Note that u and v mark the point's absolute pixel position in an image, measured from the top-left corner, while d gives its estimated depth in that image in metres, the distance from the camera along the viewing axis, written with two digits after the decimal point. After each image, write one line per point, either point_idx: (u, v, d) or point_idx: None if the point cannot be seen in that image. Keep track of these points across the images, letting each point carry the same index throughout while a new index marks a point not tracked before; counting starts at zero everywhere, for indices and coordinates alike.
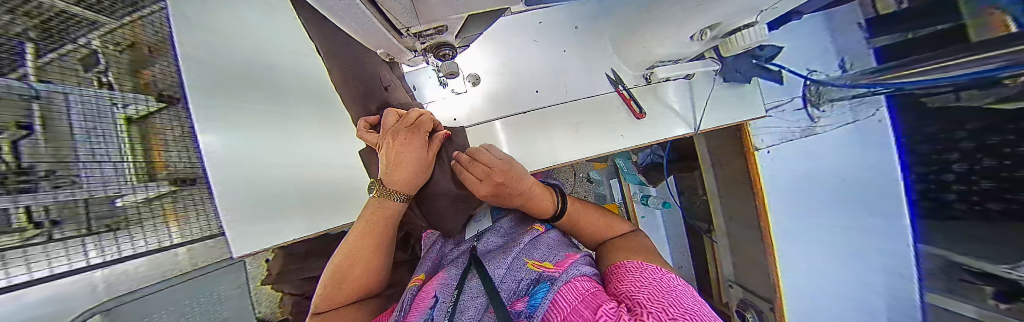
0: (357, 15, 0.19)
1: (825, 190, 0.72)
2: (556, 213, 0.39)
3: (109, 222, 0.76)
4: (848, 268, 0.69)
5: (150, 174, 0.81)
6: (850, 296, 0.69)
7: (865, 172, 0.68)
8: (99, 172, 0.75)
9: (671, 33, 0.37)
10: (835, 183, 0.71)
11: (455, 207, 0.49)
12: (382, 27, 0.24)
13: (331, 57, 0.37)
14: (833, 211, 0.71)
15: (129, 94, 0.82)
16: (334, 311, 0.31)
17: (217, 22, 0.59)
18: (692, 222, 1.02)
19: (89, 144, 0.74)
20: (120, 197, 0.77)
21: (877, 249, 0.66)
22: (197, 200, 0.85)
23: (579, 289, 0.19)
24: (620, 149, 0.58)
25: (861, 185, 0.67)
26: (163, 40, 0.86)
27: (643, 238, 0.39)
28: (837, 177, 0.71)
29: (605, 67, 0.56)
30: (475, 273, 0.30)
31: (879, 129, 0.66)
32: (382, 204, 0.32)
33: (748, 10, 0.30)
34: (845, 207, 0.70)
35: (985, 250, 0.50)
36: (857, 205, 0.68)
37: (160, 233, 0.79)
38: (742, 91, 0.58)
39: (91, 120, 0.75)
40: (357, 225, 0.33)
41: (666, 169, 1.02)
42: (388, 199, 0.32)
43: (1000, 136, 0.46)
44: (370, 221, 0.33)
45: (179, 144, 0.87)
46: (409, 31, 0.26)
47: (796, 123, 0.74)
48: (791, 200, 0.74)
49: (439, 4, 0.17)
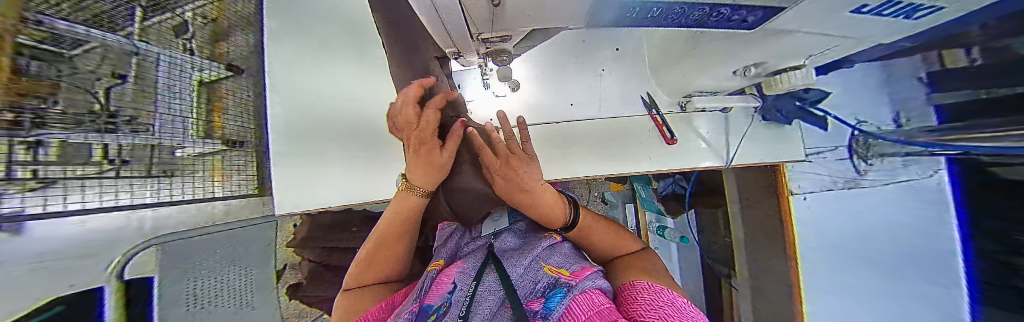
0: None
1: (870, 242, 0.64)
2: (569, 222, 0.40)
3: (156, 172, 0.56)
4: None
5: (205, 129, 0.63)
6: None
7: (917, 228, 0.57)
8: (167, 125, 0.56)
9: (713, 66, 0.38)
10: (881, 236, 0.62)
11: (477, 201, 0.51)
12: None
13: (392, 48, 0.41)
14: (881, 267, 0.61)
15: (199, 57, 0.63)
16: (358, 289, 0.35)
17: None
18: (710, 262, 0.96)
19: (166, 102, 0.55)
20: (178, 148, 0.57)
21: None
22: (245, 162, 0.72)
23: (596, 307, 0.20)
24: (645, 171, 0.57)
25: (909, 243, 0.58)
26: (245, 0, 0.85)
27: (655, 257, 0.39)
28: (885, 229, 0.62)
29: (640, 90, 0.56)
30: (492, 268, 0.31)
31: (938, 185, 0.54)
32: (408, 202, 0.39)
33: (799, 53, 0.30)
34: (894, 265, 0.59)
35: None
36: (903, 266, 0.58)
37: (195, 188, 0.60)
38: (786, 132, 0.55)
39: (173, 80, 0.56)
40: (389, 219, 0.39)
41: (688, 202, 0.96)
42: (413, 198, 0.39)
43: None
44: (397, 217, 0.39)
45: (239, 113, 0.71)
46: (488, 20, 0.30)
47: (840, 173, 0.71)
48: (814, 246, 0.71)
49: None
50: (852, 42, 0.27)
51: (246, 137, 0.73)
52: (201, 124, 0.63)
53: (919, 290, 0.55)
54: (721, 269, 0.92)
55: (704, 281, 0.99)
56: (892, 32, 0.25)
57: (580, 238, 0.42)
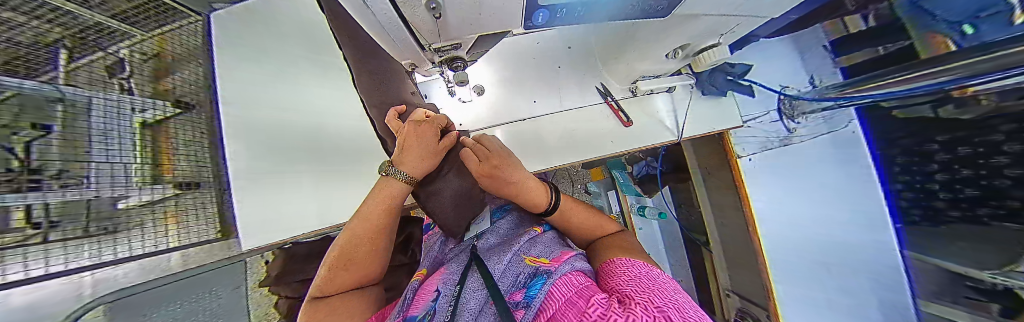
0: (419, 15, 0.26)
1: (815, 193, 0.79)
2: (548, 209, 0.41)
3: (103, 225, 0.59)
4: (843, 270, 0.74)
5: (154, 175, 0.68)
6: (843, 296, 0.73)
7: (845, 175, 0.76)
8: (107, 172, 0.61)
9: (650, 51, 0.41)
10: (819, 185, 0.78)
11: (460, 209, 0.51)
12: (429, 28, 0.30)
13: (360, 67, 0.36)
14: (821, 210, 0.78)
15: (146, 99, 0.71)
16: (336, 296, 0.30)
17: (250, 35, 0.65)
18: (690, 234, 1.03)
19: (102, 145, 0.61)
20: (122, 199, 0.62)
21: (870, 251, 0.72)
22: (204, 202, 0.76)
23: (574, 283, 0.21)
24: (611, 154, 0.61)
25: (848, 188, 0.75)
26: (190, 38, 0.80)
27: (630, 236, 0.41)
28: (817, 180, 0.79)
29: (594, 81, 0.60)
30: (475, 270, 0.32)
31: (853, 138, 0.75)
32: (388, 184, 0.33)
33: (713, 33, 0.35)
34: (838, 209, 0.76)
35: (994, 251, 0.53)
36: (846, 208, 0.75)
37: (154, 239, 0.66)
38: (720, 102, 0.62)
39: (108, 122, 0.63)
40: (362, 212, 0.33)
41: (661, 180, 1.03)
42: (394, 178, 0.33)
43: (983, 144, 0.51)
44: (376, 202, 0.33)
45: (195, 147, 0.78)
46: (431, 46, 0.38)
47: (774, 133, 0.80)
48: (774, 204, 0.80)
49: (457, 22, 0.28)
50: (749, 20, 0.32)
51: (201, 177, 0.77)
52: (145, 166, 0.67)
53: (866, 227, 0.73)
54: (699, 237, 0.98)
55: (688, 252, 1.05)
56: (778, 8, 0.31)
57: (560, 221, 0.43)
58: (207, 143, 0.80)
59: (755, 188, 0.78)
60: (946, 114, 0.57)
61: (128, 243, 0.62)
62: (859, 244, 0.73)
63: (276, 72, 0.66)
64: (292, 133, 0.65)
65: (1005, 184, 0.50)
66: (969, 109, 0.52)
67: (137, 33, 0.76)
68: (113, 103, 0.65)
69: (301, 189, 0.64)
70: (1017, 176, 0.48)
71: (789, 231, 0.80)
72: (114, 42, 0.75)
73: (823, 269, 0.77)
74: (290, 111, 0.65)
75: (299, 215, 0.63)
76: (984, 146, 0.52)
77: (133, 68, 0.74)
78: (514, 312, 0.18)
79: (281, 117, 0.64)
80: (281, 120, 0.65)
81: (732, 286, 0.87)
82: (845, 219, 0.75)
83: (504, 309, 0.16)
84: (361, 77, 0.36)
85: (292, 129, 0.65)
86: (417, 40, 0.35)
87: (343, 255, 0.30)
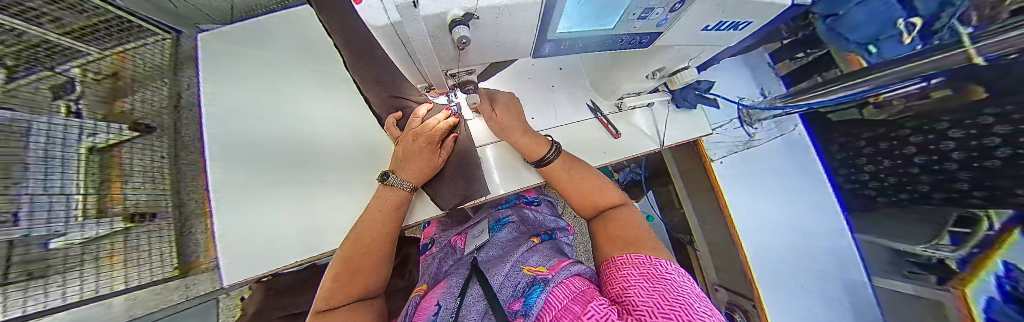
0: (442, 51, 0.24)
1: (777, 187, 0.89)
2: (544, 164, 0.42)
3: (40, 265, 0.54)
4: (807, 258, 0.83)
5: (99, 206, 0.61)
6: (814, 283, 0.81)
7: (799, 172, 0.86)
8: (47, 205, 0.55)
9: (632, 73, 0.44)
10: (780, 181, 0.89)
11: (459, 187, 0.48)
12: (445, 65, 0.29)
13: (350, 52, 0.38)
14: (785, 204, 0.87)
15: (106, 123, 0.65)
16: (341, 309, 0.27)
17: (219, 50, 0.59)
18: (674, 233, 1.08)
19: (43, 173, 0.56)
20: (54, 236, 0.56)
21: (827, 238, 0.81)
22: (157, 236, 0.68)
23: (571, 289, 0.22)
24: (605, 164, 0.58)
25: (802, 182, 0.86)
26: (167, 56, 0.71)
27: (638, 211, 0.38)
28: (778, 176, 0.89)
29: (585, 98, 0.61)
30: (475, 282, 0.32)
31: (801, 140, 0.86)
32: (393, 193, 0.37)
33: (683, 57, 0.40)
34: (797, 201, 0.86)
35: (907, 227, 0.66)
36: (806, 199, 0.85)
37: (104, 276, 0.61)
38: (693, 114, 0.69)
39: (54, 149, 0.58)
40: (363, 220, 0.36)
41: (644, 185, 1.10)
42: (395, 188, 0.37)
43: (893, 141, 0.63)
44: (378, 211, 0.37)
45: (142, 160, 0.68)
46: (449, 72, 0.34)
47: (738, 139, 0.88)
48: (745, 202, 0.89)
49: (477, 53, 0.27)
50: (711, 49, 0.39)
51: (161, 206, 0.69)
52: (90, 195, 0.61)
53: (823, 216, 0.83)
54: (684, 236, 1.03)
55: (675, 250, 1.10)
56: (732, 40, 0.36)
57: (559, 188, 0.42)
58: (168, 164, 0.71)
59: (728, 187, 0.87)
60: (868, 114, 0.66)
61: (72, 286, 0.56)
62: (817, 232, 0.83)
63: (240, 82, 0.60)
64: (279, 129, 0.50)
65: (915, 171, 0.60)
66: (883, 110, 0.62)
67: (89, 50, 0.66)
68: (59, 129, 0.59)
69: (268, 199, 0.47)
70: (923, 162, 0.58)
71: (761, 224, 0.88)
72: (59, 62, 0.65)
73: (796, 257, 0.84)
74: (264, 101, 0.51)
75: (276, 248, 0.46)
76: (896, 140, 0.62)
77: (85, 88, 0.67)
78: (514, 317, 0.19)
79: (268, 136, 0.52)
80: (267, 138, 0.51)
81: (719, 280, 0.93)
82: (804, 209, 0.85)
83: None
84: (353, 61, 0.39)
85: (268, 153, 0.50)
86: (433, 73, 0.31)
87: (351, 262, 0.31)
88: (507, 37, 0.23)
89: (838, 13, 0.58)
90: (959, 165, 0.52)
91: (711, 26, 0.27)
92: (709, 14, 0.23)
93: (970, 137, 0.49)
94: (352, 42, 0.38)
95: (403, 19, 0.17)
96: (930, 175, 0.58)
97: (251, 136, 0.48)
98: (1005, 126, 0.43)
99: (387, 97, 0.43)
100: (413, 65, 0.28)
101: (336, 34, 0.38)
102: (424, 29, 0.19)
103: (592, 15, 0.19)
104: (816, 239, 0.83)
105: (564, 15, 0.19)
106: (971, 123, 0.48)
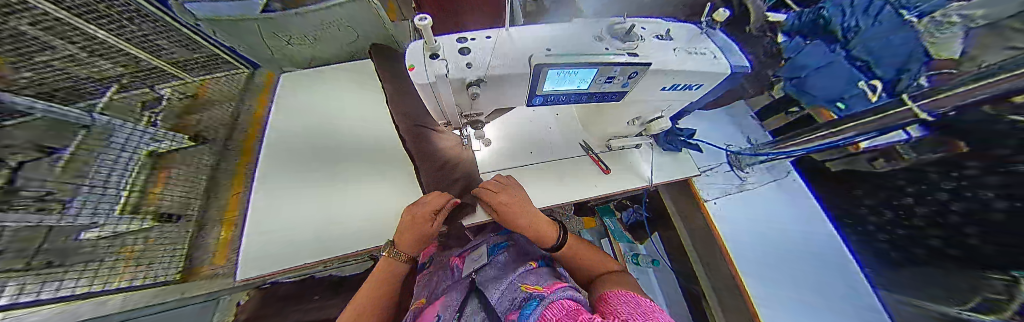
0: (455, 98, 0.29)
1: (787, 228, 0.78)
2: (555, 244, 0.43)
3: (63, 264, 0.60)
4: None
5: (131, 207, 0.76)
6: None
7: (797, 212, 0.80)
8: (97, 194, 0.71)
9: (615, 118, 0.50)
10: (786, 222, 0.79)
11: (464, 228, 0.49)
12: (453, 109, 0.34)
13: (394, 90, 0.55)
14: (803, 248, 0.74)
15: (167, 132, 0.90)
16: None
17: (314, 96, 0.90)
18: (686, 284, 0.95)
19: (103, 179, 0.74)
20: (89, 230, 0.68)
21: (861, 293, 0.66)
22: (173, 236, 0.80)
23: (565, 308, 0.21)
24: (592, 197, 0.57)
25: (807, 223, 0.78)
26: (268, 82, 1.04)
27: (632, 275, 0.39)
28: (785, 217, 0.79)
29: (578, 139, 0.64)
30: (474, 303, 0.33)
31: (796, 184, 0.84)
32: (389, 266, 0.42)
33: (656, 109, 0.46)
34: (811, 245, 0.74)
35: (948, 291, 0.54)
36: (818, 244, 0.75)
37: (167, 269, 0.75)
38: (678, 156, 0.68)
39: (124, 150, 0.80)
40: (371, 280, 0.41)
41: (648, 227, 1.07)
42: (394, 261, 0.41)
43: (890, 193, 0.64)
44: (382, 275, 0.41)
45: (185, 173, 0.88)
46: (461, 113, 0.37)
47: (729, 182, 0.84)
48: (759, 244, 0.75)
49: (488, 101, 0.32)
50: (678, 103, 0.44)
51: (186, 211, 0.85)
52: (134, 192, 0.78)
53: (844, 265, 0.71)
54: (697, 289, 0.89)
55: (690, 307, 0.94)
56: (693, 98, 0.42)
57: (566, 261, 0.44)
58: (203, 183, 0.90)
59: (727, 225, 0.76)
60: (877, 166, 0.67)
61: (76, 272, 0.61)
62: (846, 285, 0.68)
63: (320, 119, 0.83)
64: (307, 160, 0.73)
65: (921, 224, 0.59)
66: (902, 158, 0.62)
67: (185, 77, 1.00)
68: (134, 133, 0.84)
69: (313, 204, 0.65)
70: (925, 214, 0.59)
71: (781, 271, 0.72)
72: (158, 83, 0.95)
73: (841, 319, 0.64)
74: (320, 162, 0.73)
75: (300, 245, 0.60)
76: (891, 190, 0.64)
77: (168, 103, 0.95)
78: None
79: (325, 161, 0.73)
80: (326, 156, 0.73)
81: None
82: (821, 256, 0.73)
83: None
84: (392, 95, 0.54)
85: (320, 170, 0.72)
86: (443, 111, 0.35)
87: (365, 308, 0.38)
88: (507, 95, 0.30)
89: (800, 76, 0.69)
90: (962, 218, 0.52)
91: (668, 86, 0.34)
92: (664, 74, 0.29)
93: (963, 188, 0.51)
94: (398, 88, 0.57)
95: (436, 81, 0.24)
96: (937, 227, 0.57)
97: (333, 164, 0.73)
98: (994, 177, 0.46)
99: (412, 126, 0.53)
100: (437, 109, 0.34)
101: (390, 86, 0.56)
102: (452, 89, 0.26)
103: (571, 79, 0.26)
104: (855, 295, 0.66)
105: (548, 80, 0.26)
106: (958, 175, 0.51)
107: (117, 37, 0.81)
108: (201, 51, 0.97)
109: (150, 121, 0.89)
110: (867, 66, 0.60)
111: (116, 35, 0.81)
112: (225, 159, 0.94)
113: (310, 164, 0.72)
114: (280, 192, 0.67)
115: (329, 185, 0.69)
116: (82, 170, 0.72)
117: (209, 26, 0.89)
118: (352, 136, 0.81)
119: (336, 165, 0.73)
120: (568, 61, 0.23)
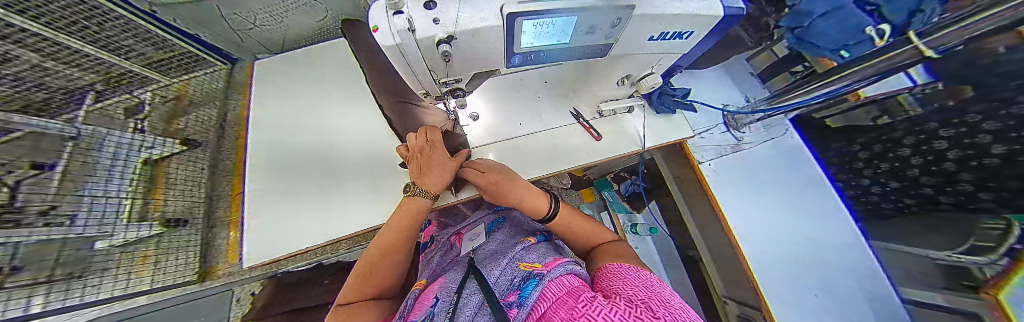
0: (426, 59, 0.28)
1: (774, 178, 0.82)
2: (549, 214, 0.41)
3: (71, 270, 0.66)
4: (831, 253, 0.70)
5: (143, 213, 0.78)
6: (831, 281, 0.67)
7: (788, 160, 0.82)
8: (101, 206, 0.72)
9: (603, 79, 0.49)
10: (775, 171, 0.82)
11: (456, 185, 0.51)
12: (427, 77, 0.34)
13: (374, 70, 0.57)
14: (789, 193, 0.80)
15: (152, 137, 0.85)
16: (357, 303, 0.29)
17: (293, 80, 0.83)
18: (683, 249, 0.99)
19: (105, 187, 0.74)
20: (103, 240, 0.70)
21: (840, 227, 0.72)
22: (186, 241, 0.85)
23: (565, 285, 0.20)
24: (584, 164, 0.58)
25: (796, 170, 0.81)
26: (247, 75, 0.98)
27: (626, 245, 0.40)
28: (775, 167, 0.83)
29: (569, 106, 0.62)
30: (472, 277, 0.33)
31: (790, 137, 0.85)
32: (414, 203, 0.40)
33: (645, 64, 0.44)
34: (797, 190, 0.79)
35: (939, 240, 0.57)
36: (806, 188, 0.79)
37: (179, 274, 0.81)
38: (673, 119, 0.67)
39: (118, 163, 0.77)
40: (390, 227, 0.38)
41: (645, 197, 1.09)
42: (418, 198, 0.40)
43: (886, 144, 0.64)
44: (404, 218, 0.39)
45: (186, 176, 0.89)
46: (439, 81, 0.36)
47: (725, 142, 0.84)
48: (744, 195, 0.80)
49: (464, 62, 0.31)
50: (668, 56, 0.43)
51: (192, 214, 0.87)
52: (138, 201, 0.78)
53: (830, 205, 0.75)
54: (694, 254, 0.93)
55: (687, 270, 0.97)
56: (683, 48, 0.40)
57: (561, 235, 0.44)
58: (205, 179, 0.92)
59: (718, 182, 0.80)
60: (879, 121, 0.65)
61: (96, 284, 0.69)
62: (827, 222, 0.74)
63: (313, 107, 0.78)
64: (302, 146, 0.72)
65: (915, 173, 0.60)
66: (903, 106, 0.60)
67: (163, 79, 0.91)
68: (130, 143, 0.80)
69: (311, 193, 0.65)
70: (922, 164, 0.58)
71: (763, 217, 0.78)
72: (139, 86, 0.88)
73: (814, 250, 0.72)
74: (313, 151, 0.72)
75: (304, 231, 0.59)
76: (888, 142, 0.63)
77: (151, 109, 0.89)
78: (507, 313, 0.19)
79: (321, 152, 0.71)
80: (317, 143, 0.72)
81: (727, 293, 0.80)
82: (806, 199, 0.78)
83: (499, 311, 0.17)
84: (376, 76, 0.56)
85: (311, 158, 0.70)
86: (422, 77, 0.34)
87: (377, 270, 0.33)
88: (484, 54, 0.29)
89: (803, 25, 0.61)
90: (957, 165, 0.52)
91: (655, 36, 0.32)
92: (645, 22, 0.28)
93: (962, 136, 0.50)
94: (380, 68, 0.58)
95: (404, 41, 0.24)
96: (929, 175, 0.57)
97: (329, 153, 0.71)
98: (993, 122, 0.45)
99: (397, 102, 0.55)
100: (411, 75, 0.33)
101: (371, 68, 0.58)
102: (421, 47, 0.25)
103: (551, 32, 0.25)
104: (829, 231, 0.72)
105: (525, 33, 0.25)
106: (960, 121, 0.50)
107: (93, 47, 0.76)
108: (177, 49, 0.88)
109: (136, 128, 0.83)
110: (878, 11, 0.52)
111: (94, 44, 0.75)
112: (221, 159, 0.95)
113: (298, 153, 0.71)
114: (272, 179, 0.67)
115: (317, 173, 0.67)
116: (79, 183, 0.70)
117: (174, 17, 0.80)
118: (344, 127, 0.74)
119: (324, 154, 0.71)
120: (542, 8, 0.21)
